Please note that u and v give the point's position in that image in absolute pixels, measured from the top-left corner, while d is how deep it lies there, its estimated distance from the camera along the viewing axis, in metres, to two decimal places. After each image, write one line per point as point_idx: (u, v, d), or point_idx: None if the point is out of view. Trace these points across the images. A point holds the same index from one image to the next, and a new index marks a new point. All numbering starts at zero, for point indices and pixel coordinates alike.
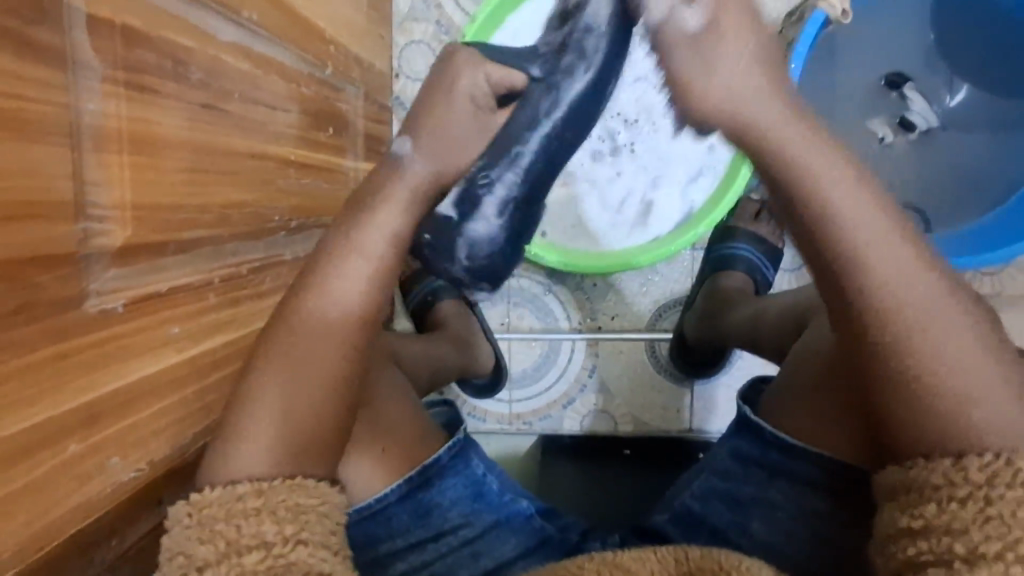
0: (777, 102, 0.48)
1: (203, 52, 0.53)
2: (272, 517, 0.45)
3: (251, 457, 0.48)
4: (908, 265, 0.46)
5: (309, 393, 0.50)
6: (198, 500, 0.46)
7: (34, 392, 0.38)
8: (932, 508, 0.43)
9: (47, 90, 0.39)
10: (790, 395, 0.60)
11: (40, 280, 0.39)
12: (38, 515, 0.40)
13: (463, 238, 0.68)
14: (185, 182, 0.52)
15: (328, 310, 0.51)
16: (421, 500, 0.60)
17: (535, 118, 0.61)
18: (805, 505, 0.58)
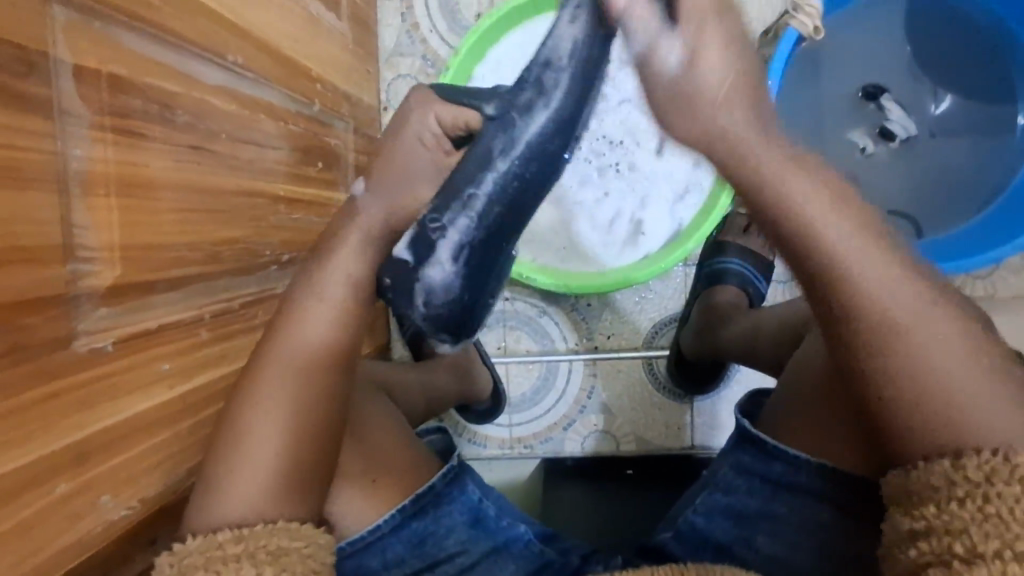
0: (752, 131, 0.48)
1: (189, 96, 0.55)
2: (252, 561, 0.45)
3: (234, 495, 0.49)
4: (873, 277, 0.47)
5: (289, 431, 0.51)
6: (179, 550, 0.46)
7: (23, 433, 0.39)
8: (933, 509, 0.43)
9: (35, 139, 0.40)
10: (787, 410, 0.60)
11: (28, 322, 0.40)
12: (28, 556, 0.40)
13: (419, 285, 0.58)
14: (173, 221, 0.53)
15: (304, 344, 0.53)
16: (416, 529, 0.60)
17: (488, 157, 0.55)
18: (809, 517, 0.58)
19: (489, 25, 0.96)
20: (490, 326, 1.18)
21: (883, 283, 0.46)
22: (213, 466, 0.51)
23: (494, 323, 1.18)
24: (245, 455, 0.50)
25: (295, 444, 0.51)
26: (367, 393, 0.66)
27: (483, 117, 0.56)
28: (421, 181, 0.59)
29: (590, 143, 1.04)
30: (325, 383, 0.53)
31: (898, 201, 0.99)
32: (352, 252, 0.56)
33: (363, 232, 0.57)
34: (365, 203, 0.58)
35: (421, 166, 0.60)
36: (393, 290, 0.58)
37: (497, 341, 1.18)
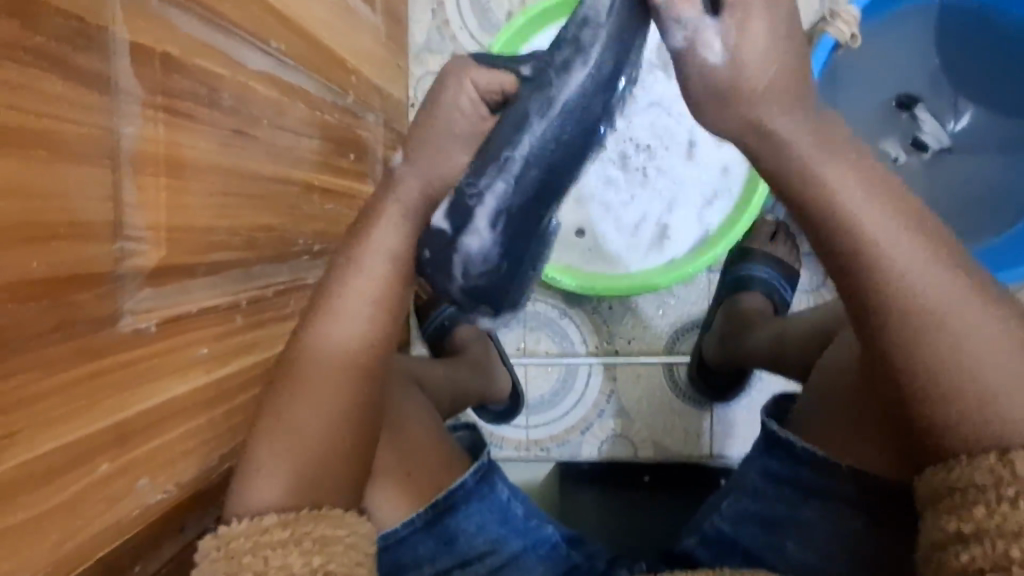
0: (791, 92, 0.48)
1: (234, 80, 0.55)
2: (298, 548, 0.44)
3: (273, 481, 0.48)
4: (924, 270, 0.45)
5: (331, 416, 0.50)
6: (225, 533, 0.45)
7: (69, 410, 0.38)
8: (981, 511, 0.41)
9: (91, 114, 0.40)
10: (822, 413, 0.58)
11: (77, 298, 0.39)
12: (71, 535, 0.39)
13: (457, 255, 0.58)
14: (215, 205, 0.53)
15: (337, 334, 0.52)
16: (446, 527, 0.59)
17: (522, 118, 0.54)
18: (844, 524, 0.56)
19: (518, 26, 0.95)
20: (510, 326, 1.17)
21: (913, 250, 0.45)
22: (252, 449, 0.50)
23: (514, 323, 1.17)
24: (281, 436, 0.49)
25: (335, 430, 0.50)
26: (400, 386, 0.66)
27: (518, 78, 0.55)
28: (457, 153, 0.57)
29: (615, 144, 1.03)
30: (364, 357, 0.52)
31: None
32: (391, 227, 0.55)
33: (400, 208, 0.56)
34: (403, 176, 0.57)
35: (462, 135, 0.56)
36: (432, 264, 0.58)
37: (516, 342, 1.17)
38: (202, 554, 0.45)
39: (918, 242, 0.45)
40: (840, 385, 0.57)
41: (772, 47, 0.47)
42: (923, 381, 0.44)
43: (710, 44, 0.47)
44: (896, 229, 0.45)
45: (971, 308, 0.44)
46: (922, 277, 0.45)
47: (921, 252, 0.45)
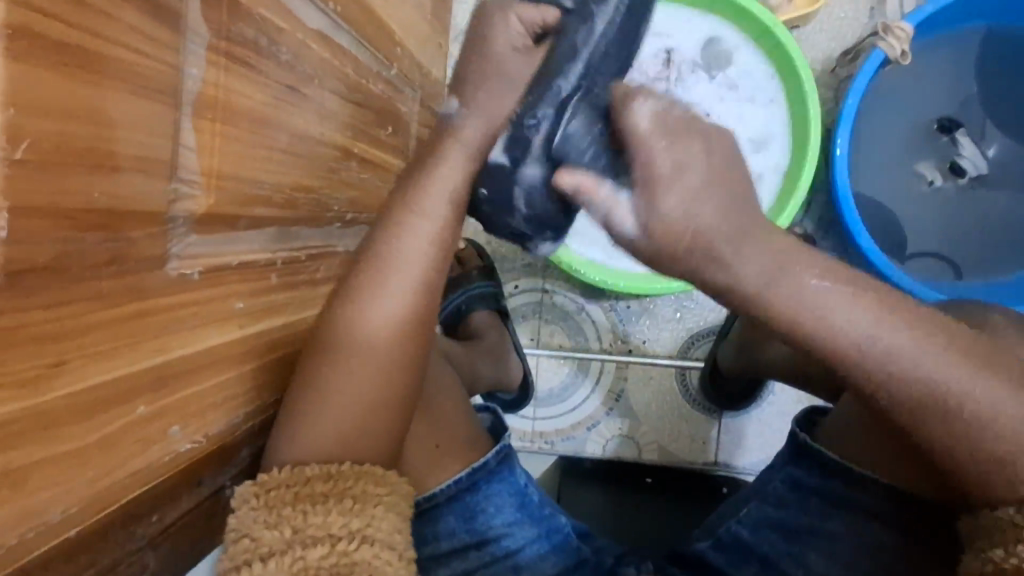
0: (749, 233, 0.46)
1: (292, 35, 0.54)
2: (338, 505, 0.44)
3: (325, 428, 0.51)
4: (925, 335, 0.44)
5: (384, 365, 0.52)
6: (265, 482, 0.46)
7: (114, 345, 0.38)
8: (1002, 552, 0.43)
9: (161, 50, 0.39)
10: (840, 416, 0.58)
11: (132, 236, 0.39)
12: (104, 474, 0.39)
13: (519, 185, 0.54)
14: (262, 160, 0.52)
15: (384, 290, 0.53)
16: (468, 503, 0.60)
17: (577, 45, 0.53)
18: (867, 539, 0.55)
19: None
20: (524, 317, 1.17)
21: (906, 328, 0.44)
22: (305, 398, 0.52)
23: (529, 314, 1.16)
24: (325, 388, 0.52)
25: (389, 380, 0.52)
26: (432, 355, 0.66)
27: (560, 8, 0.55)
28: (516, 84, 0.56)
29: None
30: (407, 305, 0.53)
31: (949, 243, 0.97)
32: (454, 171, 0.56)
33: (464, 154, 0.56)
34: (464, 123, 0.56)
35: (515, 66, 0.56)
36: (492, 201, 0.57)
37: (530, 333, 1.17)
38: (240, 498, 0.45)
39: (864, 304, 0.45)
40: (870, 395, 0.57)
41: (696, 204, 0.46)
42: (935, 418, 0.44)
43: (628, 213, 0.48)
44: (857, 307, 0.45)
45: (947, 356, 0.44)
46: (876, 344, 0.44)
47: (872, 317, 0.44)
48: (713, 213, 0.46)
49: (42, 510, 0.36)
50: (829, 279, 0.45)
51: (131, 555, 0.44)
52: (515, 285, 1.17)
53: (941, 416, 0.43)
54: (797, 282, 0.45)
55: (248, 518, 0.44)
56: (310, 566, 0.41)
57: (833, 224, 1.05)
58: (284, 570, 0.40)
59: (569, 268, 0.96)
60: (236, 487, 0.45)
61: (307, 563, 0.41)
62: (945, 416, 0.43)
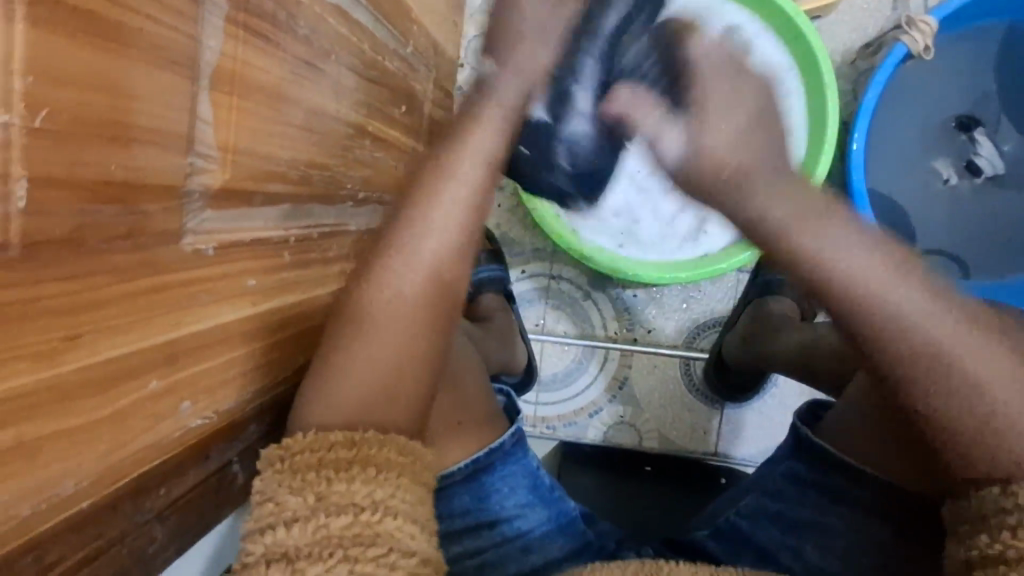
0: (783, 201, 0.51)
1: (312, 9, 0.53)
2: (362, 472, 0.44)
3: (347, 398, 0.50)
4: (937, 304, 0.45)
5: (405, 343, 0.52)
6: (291, 446, 0.46)
7: (130, 320, 0.38)
8: (987, 538, 0.40)
9: (181, 21, 0.39)
10: (847, 415, 0.58)
11: (148, 209, 0.38)
12: (115, 447, 0.40)
13: (561, 141, 0.91)
14: (277, 136, 0.51)
15: (422, 247, 0.54)
16: (483, 484, 0.60)
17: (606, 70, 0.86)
18: (870, 535, 0.55)
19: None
20: (530, 302, 1.16)
21: (919, 292, 0.46)
22: (324, 378, 0.51)
23: (534, 299, 1.16)
24: (348, 364, 0.51)
25: (419, 350, 0.52)
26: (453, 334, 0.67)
27: None
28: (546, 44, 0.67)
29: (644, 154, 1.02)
30: (451, 262, 0.55)
31: (960, 242, 0.96)
32: (490, 134, 0.59)
33: (499, 119, 0.60)
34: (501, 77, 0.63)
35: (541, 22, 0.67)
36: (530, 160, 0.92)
37: (536, 318, 1.16)
38: (264, 459, 0.45)
39: (876, 259, 0.47)
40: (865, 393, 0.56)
41: (746, 135, 0.54)
42: (949, 394, 0.44)
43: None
44: (851, 239, 0.48)
45: (952, 323, 0.45)
46: (868, 282, 0.47)
47: (863, 251, 0.48)
48: (745, 150, 0.54)
49: (55, 483, 0.36)
50: (815, 222, 0.49)
51: (139, 528, 0.44)
52: (522, 269, 1.16)
53: (945, 404, 0.44)
54: (799, 224, 0.50)
55: (272, 483, 0.44)
56: (330, 537, 0.41)
57: None
58: (307, 536, 0.41)
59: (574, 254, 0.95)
60: (262, 450, 0.45)
61: (329, 534, 0.41)
62: (955, 399, 0.43)
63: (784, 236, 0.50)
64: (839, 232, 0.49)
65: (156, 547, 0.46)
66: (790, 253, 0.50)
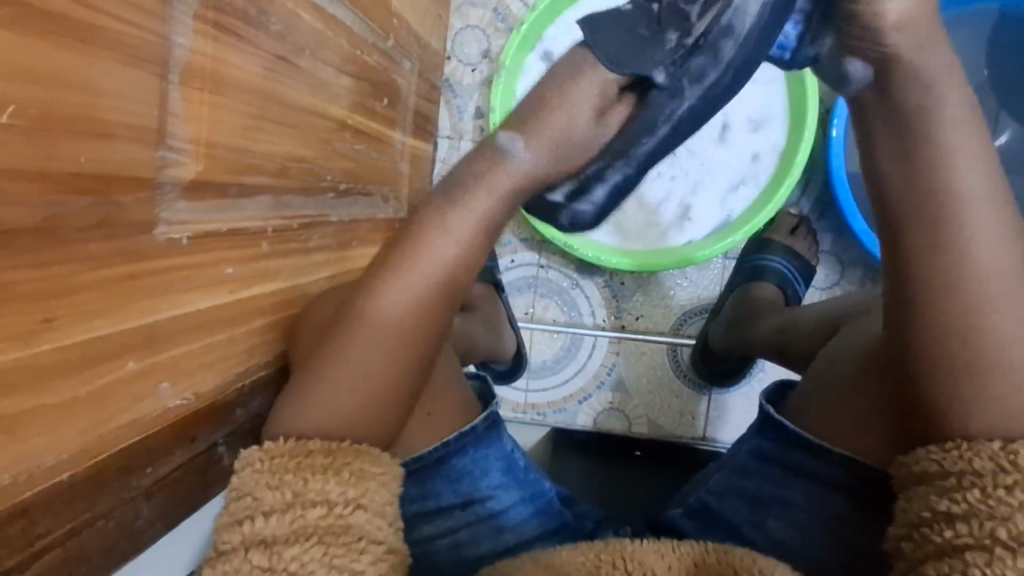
0: (960, 97, 0.49)
1: (283, 5, 0.54)
2: (335, 476, 0.46)
3: (331, 398, 0.52)
4: (1011, 265, 0.46)
5: (389, 342, 0.54)
6: (270, 449, 0.47)
7: (106, 305, 0.40)
8: (977, 494, 0.41)
9: (148, 19, 0.41)
10: (819, 397, 0.58)
11: (122, 200, 0.41)
12: (95, 424, 0.42)
13: (565, 212, 0.65)
14: (251, 129, 0.53)
15: (433, 258, 0.56)
16: (453, 466, 0.62)
17: (661, 116, 0.57)
18: (827, 511, 0.57)
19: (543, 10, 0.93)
20: (519, 291, 1.18)
21: (1003, 246, 0.46)
22: (313, 373, 0.54)
23: (524, 288, 1.18)
24: (335, 362, 0.54)
25: (405, 354, 0.55)
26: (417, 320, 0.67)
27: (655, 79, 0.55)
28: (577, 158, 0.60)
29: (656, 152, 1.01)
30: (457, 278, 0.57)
31: None
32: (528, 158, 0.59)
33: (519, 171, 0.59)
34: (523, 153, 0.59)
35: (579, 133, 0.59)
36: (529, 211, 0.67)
37: (525, 307, 1.18)
38: (244, 460, 0.47)
39: (981, 174, 0.47)
40: (841, 370, 0.58)
41: None
42: (961, 364, 0.45)
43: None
44: (983, 164, 0.47)
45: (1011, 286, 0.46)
46: (968, 201, 0.47)
47: (981, 179, 0.47)
48: None
49: (35, 455, 0.38)
50: (959, 129, 0.48)
51: (125, 504, 0.46)
52: (511, 258, 1.18)
53: (941, 385, 0.46)
54: (948, 123, 0.48)
55: (249, 479, 0.46)
56: (307, 527, 0.43)
57: (830, 206, 1.09)
58: (284, 525, 0.43)
59: (585, 255, 0.98)
60: (243, 450, 0.47)
61: (306, 524, 0.43)
62: (969, 370, 0.45)
63: (930, 122, 0.48)
64: (968, 150, 0.47)
65: (143, 523, 0.49)
66: (922, 136, 0.48)
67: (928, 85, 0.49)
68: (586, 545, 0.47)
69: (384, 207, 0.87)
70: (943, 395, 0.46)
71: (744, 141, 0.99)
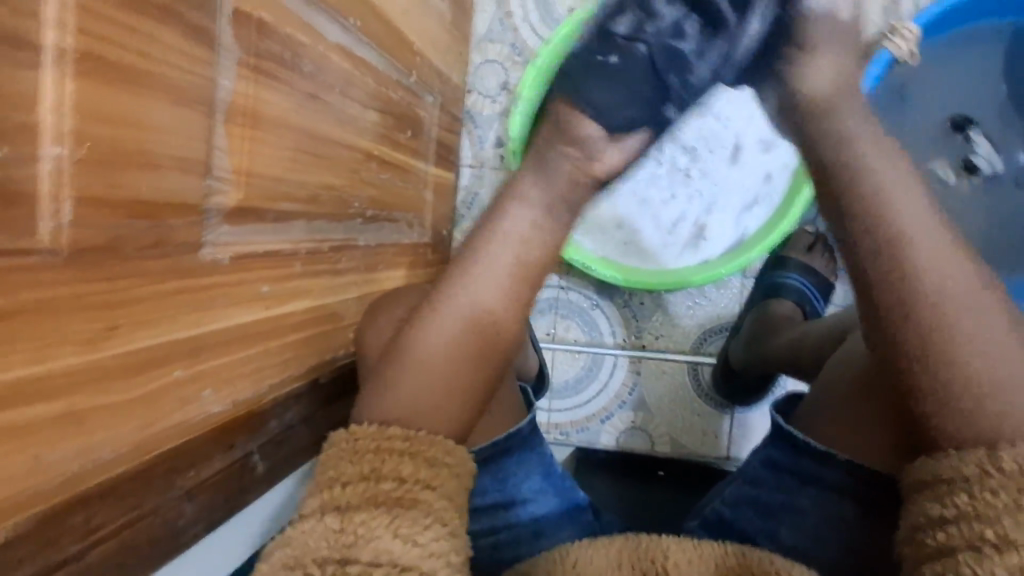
0: (873, 129, 0.55)
1: (314, 49, 0.60)
2: (411, 458, 0.50)
3: (400, 402, 0.55)
4: (972, 276, 0.49)
5: (450, 351, 0.58)
6: (356, 431, 0.52)
7: (158, 315, 0.45)
8: (966, 497, 0.42)
9: (200, 66, 0.46)
10: (829, 404, 0.60)
11: (173, 224, 0.46)
12: (146, 425, 0.46)
13: None
14: (286, 160, 0.59)
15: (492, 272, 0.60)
16: (501, 467, 0.64)
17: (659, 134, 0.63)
18: (833, 510, 0.57)
19: (556, 42, 0.97)
20: (541, 312, 1.21)
21: (957, 258, 0.49)
22: (376, 385, 0.57)
23: (545, 309, 1.20)
24: (405, 374, 0.57)
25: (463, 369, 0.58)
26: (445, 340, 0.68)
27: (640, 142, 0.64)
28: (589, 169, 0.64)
29: (667, 172, 1.04)
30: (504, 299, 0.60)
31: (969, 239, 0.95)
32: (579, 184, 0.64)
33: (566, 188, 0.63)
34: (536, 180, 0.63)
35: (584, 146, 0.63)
36: None
37: (547, 327, 1.21)
38: (333, 441, 0.52)
39: (918, 195, 0.52)
40: (843, 379, 0.60)
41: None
42: (946, 374, 0.47)
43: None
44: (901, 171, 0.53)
45: (977, 291, 0.48)
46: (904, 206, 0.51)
47: (908, 188, 0.52)
48: None
49: (96, 451, 0.43)
50: (879, 151, 0.53)
51: (170, 502, 0.50)
52: None
53: (930, 394, 0.47)
54: (876, 156, 0.53)
55: (337, 455, 0.50)
56: (380, 497, 0.46)
57: None
58: (358, 495, 0.46)
59: (600, 276, 1.00)
60: (333, 431, 0.52)
61: (378, 494, 0.46)
62: (952, 377, 0.46)
63: (861, 165, 0.53)
64: (898, 177, 0.52)
65: (185, 522, 0.52)
66: (857, 172, 0.53)
67: (845, 135, 0.55)
68: (607, 542, 0.49)
69: (409, 232, 0.91)
70: (939, 405, 0.47)
71: (756, 162, 1.02)
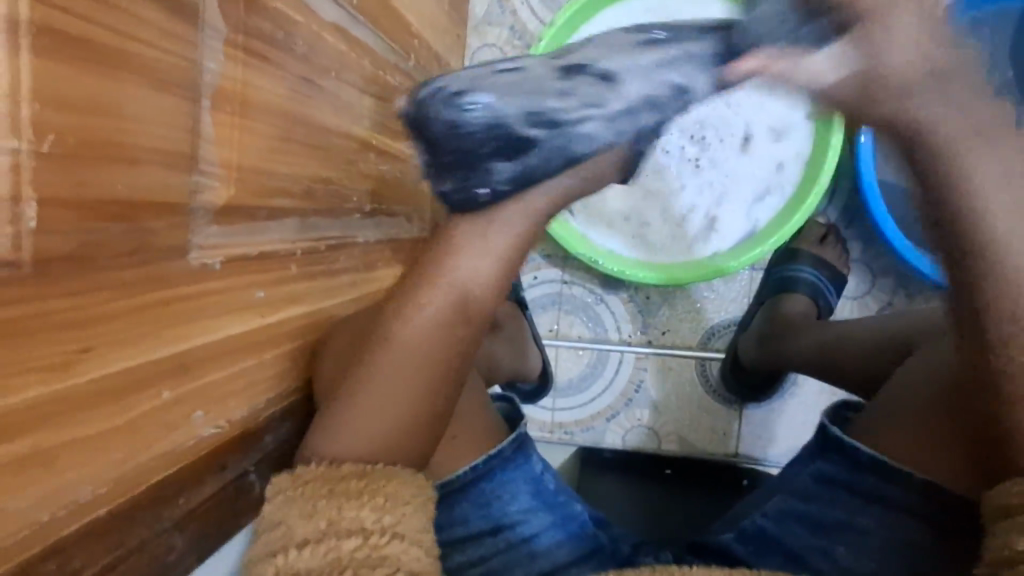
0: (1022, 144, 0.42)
1: (308, 28, 0.54)
2: (372, 503, 0.46)
3: (359, 433, 0.51)
4: None
5: (420, 377, 0.52)
6: (299, 479, 0.48)
7: (141, 331, 0.40)
8: None
9: (179, 45, 0.41)
10: (886, 415, 0.56)
11: (154, 226, 0.41)
12: (129, 455, 0.41)
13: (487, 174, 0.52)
14: (280, 152, 0.53)
15: (427, 312, 0.52)
16: (482, 491, 0.60)
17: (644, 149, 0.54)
18: (901, 536, 0.54)
19: (561, 24, 0.92)
20: (544, 307, 1.16)
21: None
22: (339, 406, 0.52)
23: (548, 305, 1.16)
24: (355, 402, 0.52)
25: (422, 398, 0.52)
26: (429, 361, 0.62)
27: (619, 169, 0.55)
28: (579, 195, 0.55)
29: (678, 163, 1.00)
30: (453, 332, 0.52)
31: None
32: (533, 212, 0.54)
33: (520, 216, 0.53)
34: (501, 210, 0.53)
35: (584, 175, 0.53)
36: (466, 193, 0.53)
37: (549, 324, 1.16)
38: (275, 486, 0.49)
39: None
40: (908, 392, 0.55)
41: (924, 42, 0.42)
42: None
43: (831, 66, 0.44)
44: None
45: None
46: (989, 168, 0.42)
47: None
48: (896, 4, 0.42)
49: (72, 489, 0.38)
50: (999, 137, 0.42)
51: (159, 535, 0.45)
52: (534, 276, 1.16)
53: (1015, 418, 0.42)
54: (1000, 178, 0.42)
55: (284, 508, 0.47)
56: (342, 557, 0.42)
57: (859, 213, 1.07)
58: (319, 558, 0.43)
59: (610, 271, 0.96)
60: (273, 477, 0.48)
61: (341, 554, 0.43)
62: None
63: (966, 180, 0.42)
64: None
65: (176, 556, 0.46)
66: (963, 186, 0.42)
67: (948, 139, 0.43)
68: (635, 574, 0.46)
69: (408, 227, 0.86)
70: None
71: (767, 150, 0.98)
